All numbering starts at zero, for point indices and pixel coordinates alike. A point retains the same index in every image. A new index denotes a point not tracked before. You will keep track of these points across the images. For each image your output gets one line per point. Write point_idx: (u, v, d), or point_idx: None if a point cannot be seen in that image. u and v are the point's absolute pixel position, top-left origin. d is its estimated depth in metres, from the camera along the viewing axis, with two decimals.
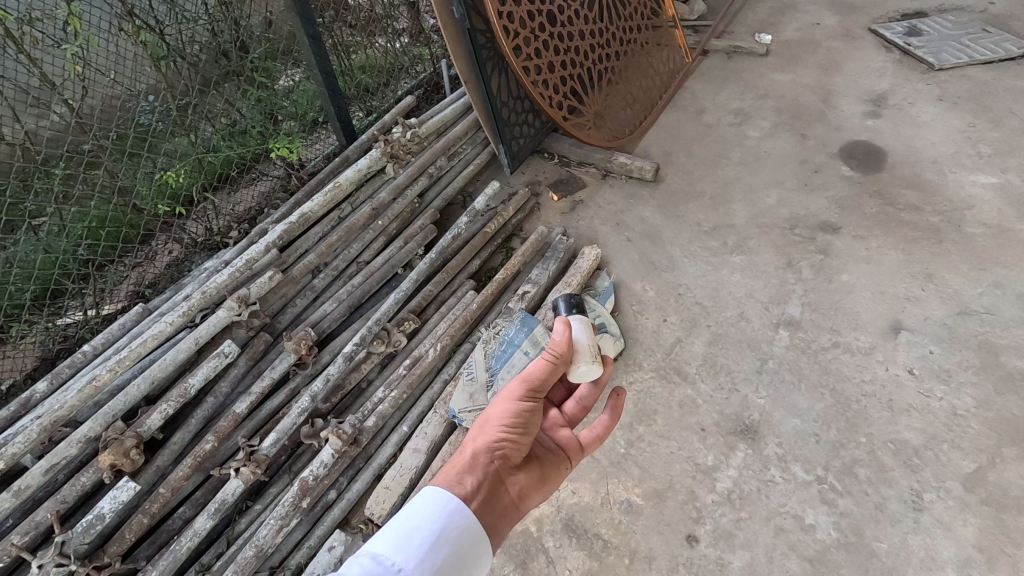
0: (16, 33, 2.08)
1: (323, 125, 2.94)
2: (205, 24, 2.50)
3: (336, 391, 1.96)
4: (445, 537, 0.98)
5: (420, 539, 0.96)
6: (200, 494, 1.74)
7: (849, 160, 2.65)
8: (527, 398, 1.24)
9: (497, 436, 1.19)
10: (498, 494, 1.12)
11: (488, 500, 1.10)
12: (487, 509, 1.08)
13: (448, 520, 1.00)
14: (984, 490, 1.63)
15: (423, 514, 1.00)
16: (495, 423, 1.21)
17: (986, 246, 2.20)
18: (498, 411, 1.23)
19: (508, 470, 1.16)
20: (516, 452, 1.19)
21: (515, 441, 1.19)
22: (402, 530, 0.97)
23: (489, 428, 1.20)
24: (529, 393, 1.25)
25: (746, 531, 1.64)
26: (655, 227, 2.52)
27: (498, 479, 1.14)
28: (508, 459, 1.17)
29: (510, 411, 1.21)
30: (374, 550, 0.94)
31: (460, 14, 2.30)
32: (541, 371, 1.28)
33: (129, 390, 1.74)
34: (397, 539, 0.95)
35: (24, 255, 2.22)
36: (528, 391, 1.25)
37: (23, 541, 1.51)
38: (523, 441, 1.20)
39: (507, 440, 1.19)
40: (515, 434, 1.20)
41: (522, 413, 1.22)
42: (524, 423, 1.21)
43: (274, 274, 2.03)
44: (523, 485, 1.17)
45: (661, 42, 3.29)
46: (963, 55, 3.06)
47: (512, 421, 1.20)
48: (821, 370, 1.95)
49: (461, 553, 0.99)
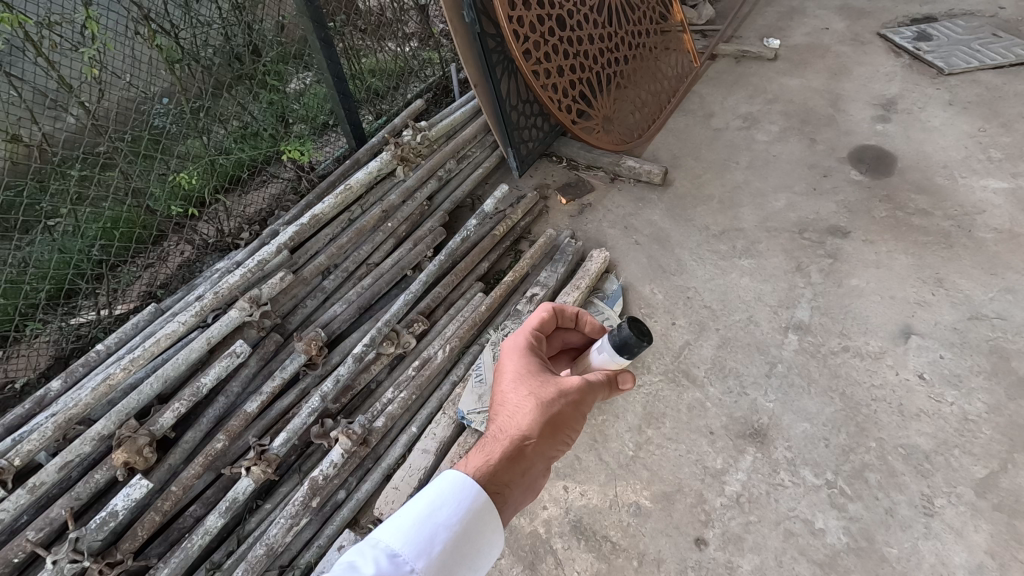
0: (36, 36, 2.11)
1: (332, 128, 3.00)
2: (218, 28, 2.51)
3: (345, 392, 1.96)
4: (463, 535, 0.94)
5: (438, 537, 0.91)
6: (212, 492, 1.75)
7: (858, 164, 2.65)
8: (583, 403, 1.17)
9: (547, 437, 1.14)
10: (534, 482, 1.15)
11: (524, 493, 1.13)
12: (519, 504, 1.11)
13: (468, 517, 0.96)
14: (996, 496, 1.62)
15: (444, 510, 0.95)
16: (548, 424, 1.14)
17: (997, 251, 2.19)
18: (547, 409, 1.14)
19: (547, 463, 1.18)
20: (555, 449, 1.17)
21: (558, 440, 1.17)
22: (422, 525, 0.92)
23: (539, 428, 1.13)
24: (587, 400, 1.17)
25: (755, 535, 1.64)
26: (664, 231, 2.52)
27: (535, 475, 1.14)
28: (548, 456, 1.16)
29: (565, 417, 1.15)
30: (390, 545, 0.88)
31: (471, 18, 2.31)
32: (598, 386, 1.18)
33: (141, 389, 1.76)
34: (416, 536, 0.90)
35: (39, 256, 2.25)
36: (584, 399, 1.17)
37: (38, 536, 1.53)
38: (563, 439, 1.18)
39: (554, 438, 1.16)
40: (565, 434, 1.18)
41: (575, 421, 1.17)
42: (573, 425, 1.17)
43: (285, 275, 2.04)
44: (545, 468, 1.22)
45: (670, 47, 3.30)
46: (973, 60, 3.05)
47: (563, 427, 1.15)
48: (830, 375, 1.95)
49: (477, 551, 0.96)
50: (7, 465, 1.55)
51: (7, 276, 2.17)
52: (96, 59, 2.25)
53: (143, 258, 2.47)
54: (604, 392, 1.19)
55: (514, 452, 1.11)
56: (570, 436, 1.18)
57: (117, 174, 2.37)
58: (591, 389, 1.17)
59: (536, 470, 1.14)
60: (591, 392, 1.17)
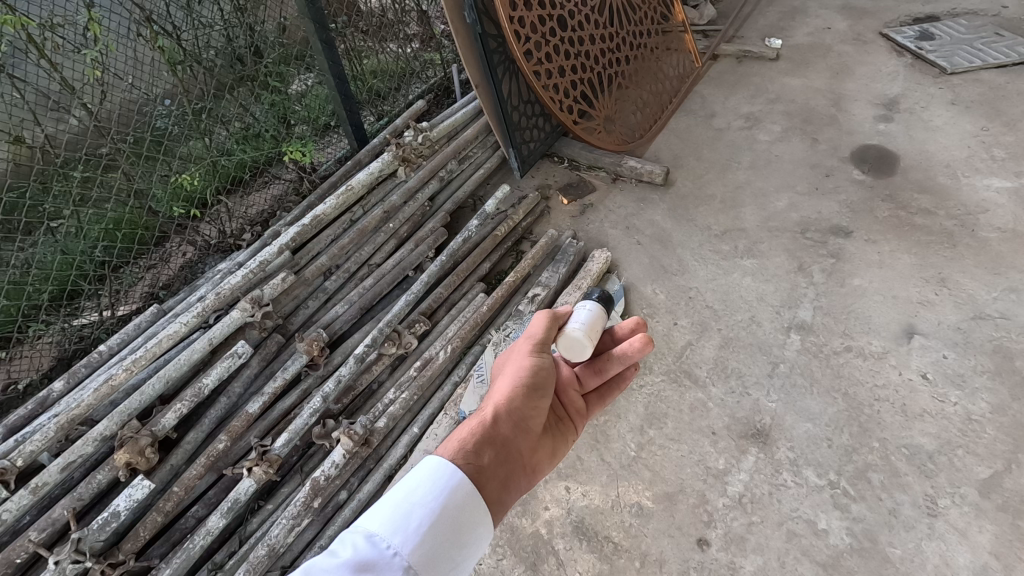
0: (39, 38, 2.12)
1: (334, 129, 3.01)
2: (220, 29, 2.53)
3: (347, 392, 1.96)
4: (446, 515, 0.91)
5: (419, 518, 0.89)
6: (214, 493, 1.75)
7: (860, 164, 2.65)
8: (539, 354, 1.24)
9: (515, 399, 1.15)
10: (514, 457, 1.09)
11: (508, 468, 1.07)
12: (505, 481, 1.04)
13: (450, 498, 0.93)
14: (1000, 496, 1.61)
15: (423, 491, 0.93)
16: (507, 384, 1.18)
17: (1001, 251, 2.18)
18: (510, 371, 1.21)
19: (523, 435, 1.13)
20: (527, 411, 1.16)
21: (529, 402, 1.16)
22: (401, 508, 0.89)
23: (503, 391, 1.16)
24: (541, 349, 1.26)
25: (758, 535, 1.63)
26: (666, 231, 2.52)
27: (513, 443, 1.10)
28: (525, 423, 1.14)
29: (522, 372, 1.19)
30: (368, 528, 0.86)
31: (473, 19, 2.32)
32: (542, 329, 1.30)
33: (144, 390, 1.76)
34: (393, 518, 0.88)
35: (42, 257, 2.26)
36: (540, 349, 1.26)
37: (41, 537, 1.53)
38: (534, 401, 1.17)
39: (524, 402, 1.16)
40: (532, 394, 1.17)
41: (535, 373, 1.20)
42: (540, 381, 1.20)
43: (287, 276, 2.04)
44: (535, 450, 1.15)
45: (671, 47, 3.30)
46: (976, 59, 3.04)
47: (530, 382, 1.17)
48: (834, 375, 1.94)
49: (463, 529, 0.92)
50: (10, 466, 1.56)
51: (10, 277, 2.18)
52: (98, 61, 2.27)
53: (145, 259, 2.47)
54: (551, 329, 1.29)
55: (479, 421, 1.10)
56: (538, 398, 1.18)
57: (120, 175, 2.38)
58: (541, 339, 1.27)
59: (513, 440, 1.10)
60: (544, 340, 1.27)
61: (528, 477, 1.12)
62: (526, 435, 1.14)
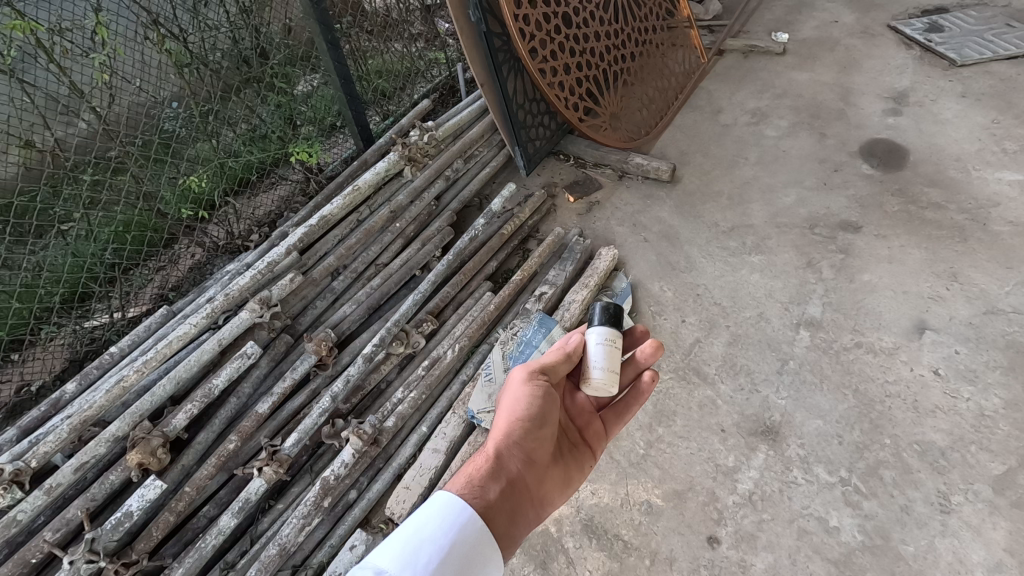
0: (48, 43, 2.16)
1: (340, 129, 2.99)
2: (226, 32, 2.57)
3: (355, 392, 1.98)
4: (451, 550, 1.05)
5: (426, 553, 1.02)
6: (225, 493, 1.76)
7: (869, 158, 2.62)
8: (533, 387, 1.34)
9: (513, 437, 1.31)
10: (518, 492, 1.27)
11: (512, 498, 1.25)
12: (510, 513, 1.22)
13: (455, 534, 1.07)
14: (1014, 493, 1.60)
15: (432, 529, 1.07)
16: (509, 422, 1.32)
17: (1013, 244, 2.16)
18: (511, 407, 1.35)
19: (526, 471, 1.30)
20: (529, 448, 1.33)
21: (527, 436, 1.32)
22: (411, 543, 1.03)
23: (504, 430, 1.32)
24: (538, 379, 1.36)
25: (769, 533, 1.63)
26: (673, 229, 2.50)
27: (517, 480, 1.28)
28: (527, 459, 1.32)
29: (522, 411, 1.32)
30: (380, 563, 1.00)
31: (477, 18, 2.32)
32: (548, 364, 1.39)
33: (155, 391, 1.77)
34: (403, 553, 1.02)
35: (53, 259, 2.29)
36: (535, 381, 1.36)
37: (55, 537, 1.55)
38: (534, 437, 1.33)
39: (523, 438, 1.32)
40: (529, 431, 1.32)
41: (534, 409, 1.32)
42: (536, 416, 1.33)
43: (295, 277, 2.05)
44: (541, 483, 1.33)
45: (677, 43, 3.27)
46: (986, 51, 3.01)
47: (527, 421, 1.32)
48: (843, 371, 1.93)
49: (468, 562, 1.06)
50: (24, 467, 1.57)
51: (22, 280, 2.19)
52: (106, 65, 2.29)
53: (155, 261, 2.48)
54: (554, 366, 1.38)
55: (485, 458, 1.28)
56: (539, 435, 1.33)
57: (129, 177, 2.40)
58: (539, 372, 1.36)
59: (514, 474, 1.28)
60: (541, 374, 1.36)
61: (535, 508, 1.30)
62: (529, 466, 1.31)
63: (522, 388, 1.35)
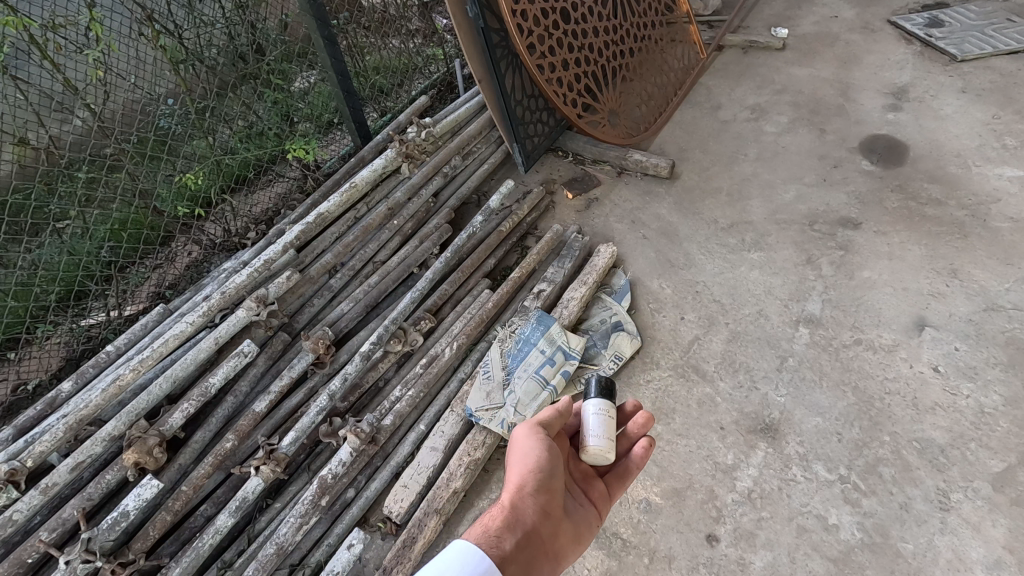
0: (41, 40, 2.14)
1: (337, 126, 2.98)
2: (222, 28, 2.54)
3: (353, 390, 1.97)
4: None
5: None
6: (222, 491, 1.76)
7: (869, 154, 2.61)
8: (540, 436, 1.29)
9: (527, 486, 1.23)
10: (535, 544, 1.16)
11: (529, 552, 1.14)
12: (527, 567, 1.11)
13: None
14: (1014, 490, 1.60)
15: (457, 570, 1.01)
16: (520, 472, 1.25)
17: (1013, 240, 2.15)
18: (520, 458, 1.27)
19: (543, 522, 1.20)
20: (543, 499, 1.23)
21: (540, 487, 1.23)
22: None
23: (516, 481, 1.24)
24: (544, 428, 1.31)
25: (767, 531, 1.62)
26: (672, 225, 2.49)
27: (534, 533, 1.18)
28: (543, 509, 1.22)
29: (531, 460, 1.25)
30: None
31: (474, 13, 2.29)
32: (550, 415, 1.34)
33: (151, 390, 1.77)
34: None
35: (49, 258, 2.27)
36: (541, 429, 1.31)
37: (51, 537, 1.54)
38: (547, 489, 1.25)
39: (537, 489, 1.23)
40: (541, 481, 1.24)
41: (544, 457, 1.26)
42: (547, 465, 1.26)
43: (292, 275, 2.04)
44: (557, 536, 1.22)
45: (676, 38, 3.26)
46: (987, 46, 3.00)
47: (538, 469, 1.24)
48: (843, 368, 1.92)
49: None
50: (20, 467, 1.56)
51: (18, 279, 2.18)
52: (100, 61, 2.27)
53: (152, 259, 2.47)
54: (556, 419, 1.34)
55: (499, 509, 1.19)
56: (550, 486, 1.25)
57: (124, 175, 2.39)
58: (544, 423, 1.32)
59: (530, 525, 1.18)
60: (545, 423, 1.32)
61: (552, 563, 1.18)
62: (544, 517, 1.21)
63: (529, 438, 1.29)
